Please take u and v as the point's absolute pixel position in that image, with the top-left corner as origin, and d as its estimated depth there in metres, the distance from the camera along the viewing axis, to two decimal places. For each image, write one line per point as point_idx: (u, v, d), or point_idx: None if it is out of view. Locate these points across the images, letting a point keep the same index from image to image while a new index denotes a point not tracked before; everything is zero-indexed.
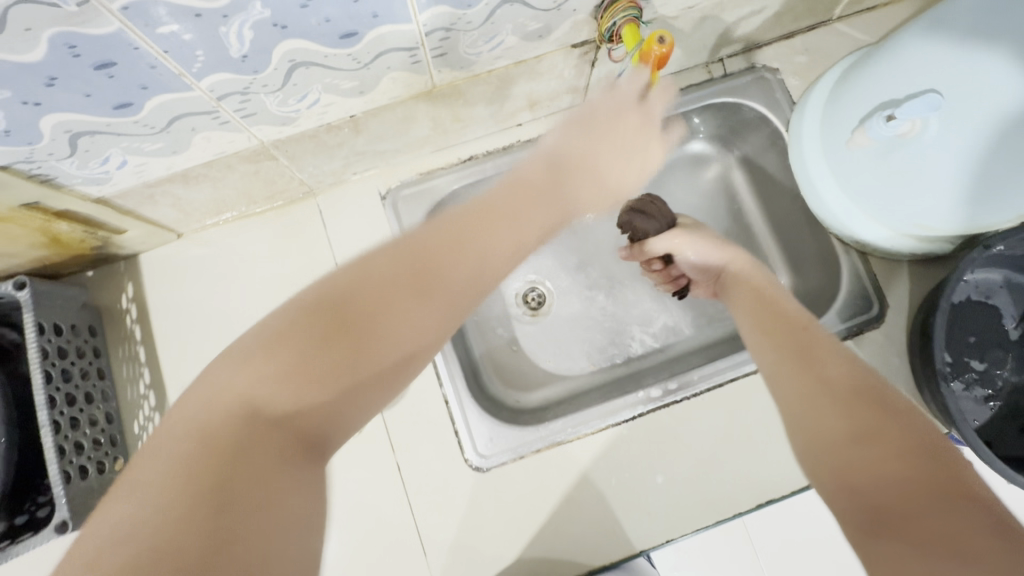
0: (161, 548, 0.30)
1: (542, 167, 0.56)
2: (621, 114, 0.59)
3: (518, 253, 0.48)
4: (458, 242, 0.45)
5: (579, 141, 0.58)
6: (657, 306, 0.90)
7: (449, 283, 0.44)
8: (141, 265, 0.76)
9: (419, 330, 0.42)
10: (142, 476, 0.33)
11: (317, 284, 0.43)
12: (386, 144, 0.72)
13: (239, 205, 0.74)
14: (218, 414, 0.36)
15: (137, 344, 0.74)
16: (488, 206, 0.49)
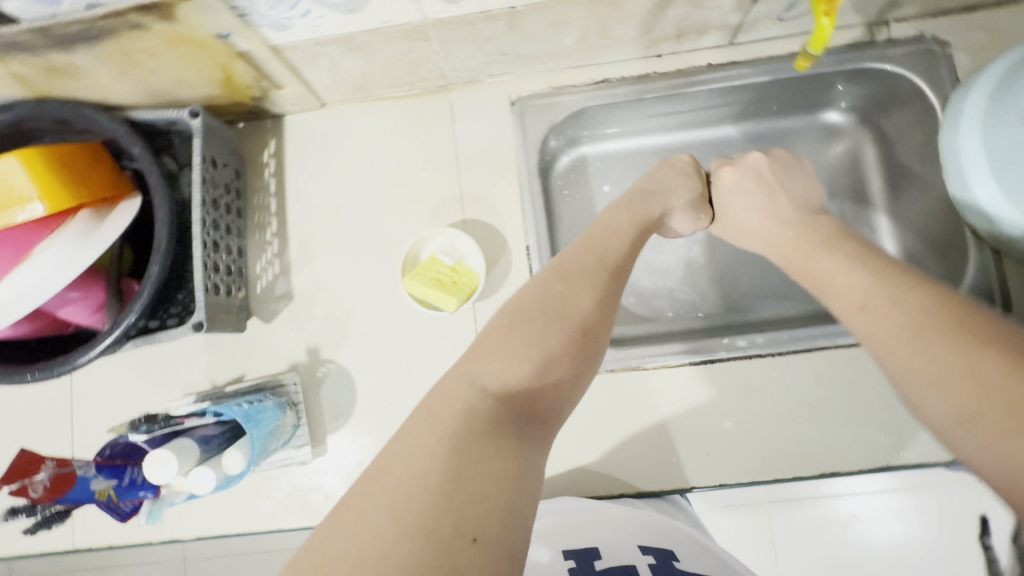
0: (428, 487, 0.36)
1: (624, 204, 0.68)
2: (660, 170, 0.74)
3: (630, 260, 0.61)
4: (592, 253, 0.58)
5: (638, 182, 0.72)
6: (752, 270, 0.89)
7: (585, 275, 0.55)
8: (286, 127, 0.83)
9: (584, 310, 0.52)
10: (410, 442, 0.39)
11: (507, 305, 0.53)
12: (530, 48, 0.73)
13: (381, 85, 0.79)
14: (457, 394, 0.43)
15: (270, 196, 0.81)
16: (601, 231, 0.62)
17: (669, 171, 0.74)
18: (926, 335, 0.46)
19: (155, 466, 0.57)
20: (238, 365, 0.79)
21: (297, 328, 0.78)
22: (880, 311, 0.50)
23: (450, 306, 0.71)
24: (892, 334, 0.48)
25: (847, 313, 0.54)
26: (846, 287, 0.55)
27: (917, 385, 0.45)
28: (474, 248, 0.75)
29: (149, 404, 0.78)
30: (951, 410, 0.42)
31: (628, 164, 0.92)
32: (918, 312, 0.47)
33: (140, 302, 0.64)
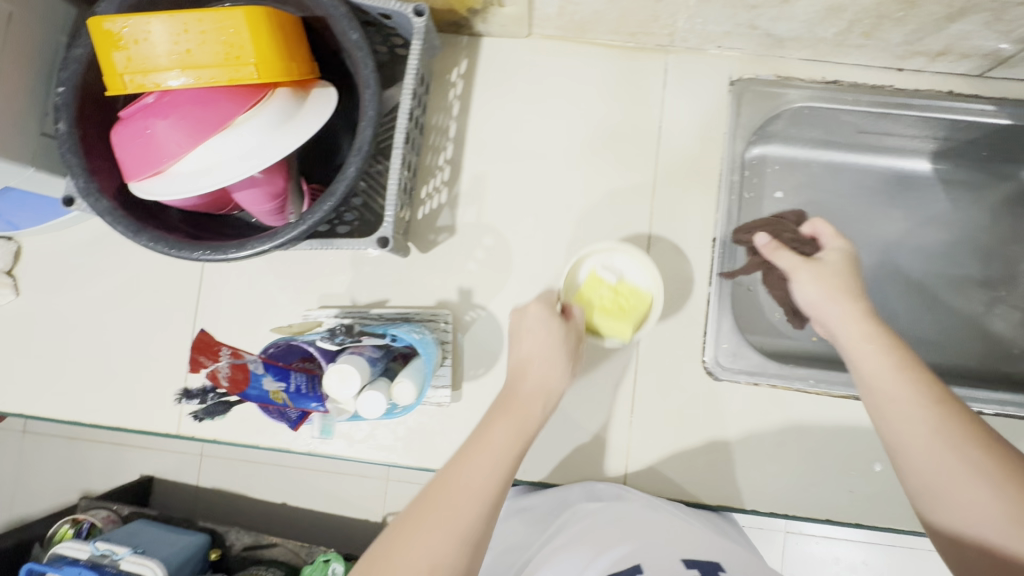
0: None
1: (508, 395, 0.55)
2: (542, 331, 0.58)
3: (520, 449, 0.51)
4: (466, 455, 0.49)
5: (512, 367, 0.57)
6: (908, 312, 0.86)
7: (461, 489, 0.46)
8: (482, 48, 0.76)
9: (449, 533, 0.44)
10: None
11: (387, 531, 0.45)
12: (782, 29, 0.67)
13: (602, 29, 0.72)
14: None
15: (451, 119, 0.76)
16: (502, 402, 0.54)
17: (540, 323, 0.58)
18: (971, 442, 0.47)
19: (337, 379, 0.54)
20: (383, 288, 0.74)
21: (454, 265, 0.74)
22: (909, 406, 0.50)
23: (625, 335, 0.64)
24: (922, 436, 0.49)
25: (869, 401, 0.53)
26: (874, 376, 0.53)
27: (945, 490, 0.48)
28: (639, 263, 0.66)
29: (280, 308, 0.74)
30: (993, 523, 0.45)
31: (809, 175, 0.87)
32: (955, 415, 0.49)
33: (333, 201, 0.60)
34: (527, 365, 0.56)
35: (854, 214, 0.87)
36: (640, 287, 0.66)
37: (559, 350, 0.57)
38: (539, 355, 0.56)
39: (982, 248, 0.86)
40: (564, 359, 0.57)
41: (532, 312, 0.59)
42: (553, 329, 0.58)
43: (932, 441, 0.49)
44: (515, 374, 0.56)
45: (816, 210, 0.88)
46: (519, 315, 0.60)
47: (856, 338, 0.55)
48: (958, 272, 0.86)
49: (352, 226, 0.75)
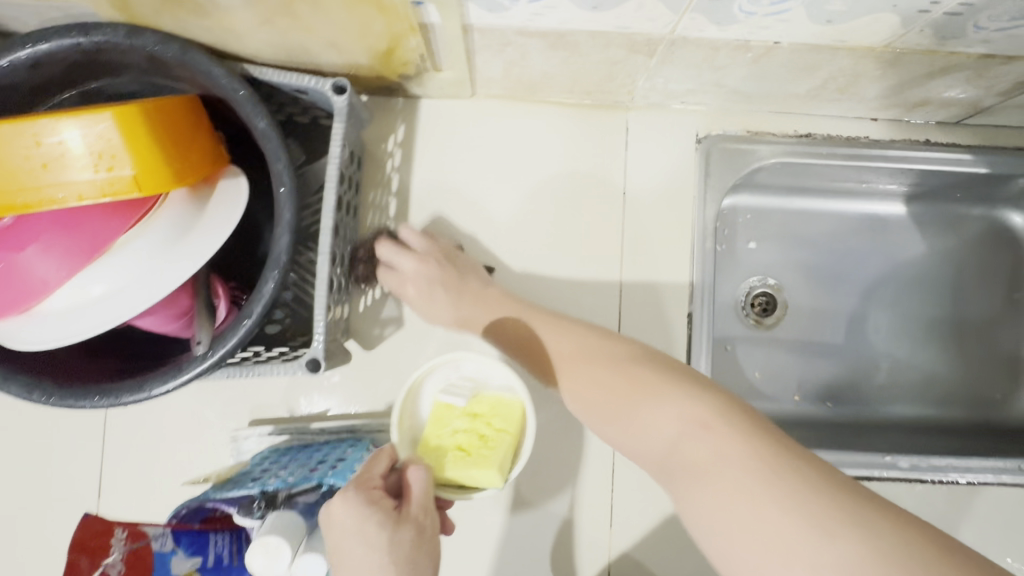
0: None
1: None
2: (365, 530, 0.45)
3: None
4: None
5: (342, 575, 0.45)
6: (889, 360, 0.82)
7: None
8: (420, 111, 0.67)
9: None
10: None
11: None
12: (750, 86, 0.61)
13: (555, 88, 0.64)
14: None
15: (390, 194, 0.67)
16: None
17: (354, 521, 0.45)
18: (649, 392, 0.45)
19: (263, 556, 0.46)
20: (325, 392, 0.65)
21: (404, 361, 0.65)
22: (603, 381, 0.49)
23: (497, 472, 0.53)
24: (614, 397, 0.47)
25: (579, 392, 0.51)
26: (579, 359, 0.52)
27: (639, 435, 0.44)
28: (491, 368, 0.59)
29: (203, 426, 0.63)
30: (663, 431, 0.42)
31: (782, 223, 0.82)
32: (632, 371, 0.48)
33: (253, 321, 0.51)
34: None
35: (829, 261, 0.83)
36: (502, 397, 0.57)
37: (390, 529, 0.46)
38: (366, 562, 0.44)
39: (957, 290, 0.83)
40: (397, 538, 0.46)
41: (337, 511, 0.45)
42: (376, 531, 0.45)
43: (615, 415, 0.47)
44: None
45: (791, 259, 0.83)
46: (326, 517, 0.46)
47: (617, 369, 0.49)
48: (937, 316, 0.83)
49: (282, 324, 0.65)
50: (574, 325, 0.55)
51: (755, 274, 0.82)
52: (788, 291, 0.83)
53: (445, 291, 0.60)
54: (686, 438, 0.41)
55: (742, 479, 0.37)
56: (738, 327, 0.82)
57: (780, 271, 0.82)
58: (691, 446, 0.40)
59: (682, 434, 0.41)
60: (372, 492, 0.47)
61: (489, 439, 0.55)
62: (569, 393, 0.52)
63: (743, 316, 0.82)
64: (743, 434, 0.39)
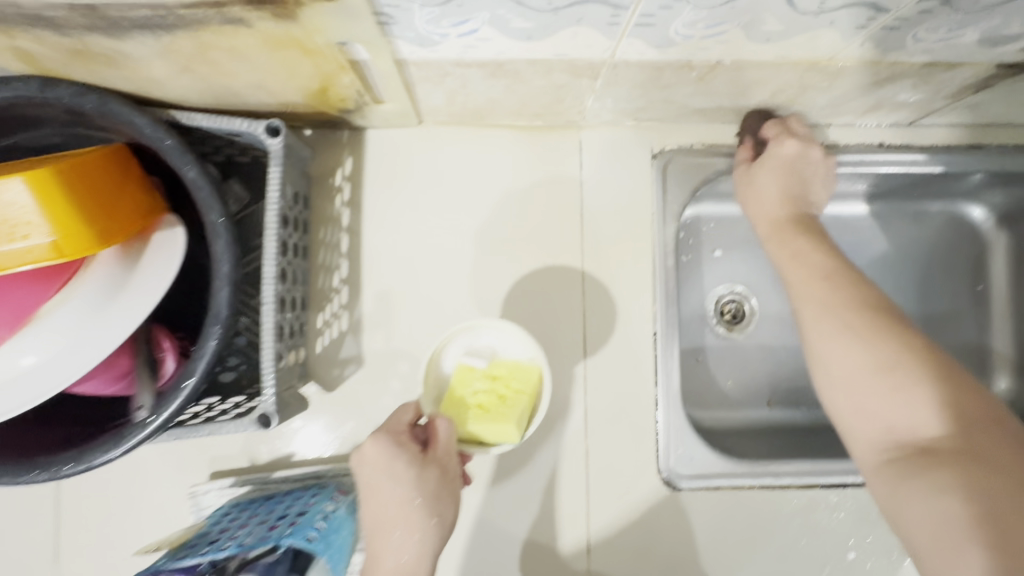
0: None
1: (372, 529, 0.47)
2: (389, 471, 0.47)
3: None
4: None
5: (370, 506, 0.47)
6: None
7: None
8: (367, 142, 0.65)
9: None
10: None
11: None
12: (700, 102, 0.60)
13: (504, 112, 0.63)
14: None
15: (341, 230, 0.64)
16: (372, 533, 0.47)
17: (385, 464, 0.47)
18: (911, 374, 0.46)
19: None
20: (287, 439, 0.63)
21: (366, 401, 0.63)
22: (842, 352, 0.49)
23: (514, 431, 0.51)
24: (847, 371, 0.48)
25: (823, 350, 0.50)
26: (818, 318, 0.51)
27: (895, 415, 0.46)
28: (511, 336, 0.56)
29: (159, 482, 0.61)
30: (919, 426, 0.45)
31: (746, 229, 0.81)
32: (925, 360, 0.46)
33: (193, 383, 0.48)
34: (379, 530, 0.47)
35: None
36: (519, 362, 0.55)
37: (416, 471, 0.47)
38: (390, 501, 0.47)
39: (922, 286, 0.83)
40: (421, 480, 0.47)
41: (370, 449, 0.48)
42: (399, 475, 0.47)
43: (873, 377, 0.47)
44: (372, 523, 0.47)
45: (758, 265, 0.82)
46: (359, 455, 0.48)
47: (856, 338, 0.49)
48: (904, 313, 0.83)
49: (238, 370, 0.61)
50: (809, 280, 0.54)
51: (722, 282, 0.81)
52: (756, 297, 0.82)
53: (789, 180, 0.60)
54: (947, 441, 0.43)
55: (969, 491, 0.40)
56: (707, 337, 0.81)
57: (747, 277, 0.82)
58: (947, 446, 0.43)
59: (934, 430, 0.44)
60: (401, 441, 0.48)
61: (508, 399, 0.53)
62: (816, 343, 0.51)
63: (712, 325, 0.81)
64: (987, 441, 0.42)
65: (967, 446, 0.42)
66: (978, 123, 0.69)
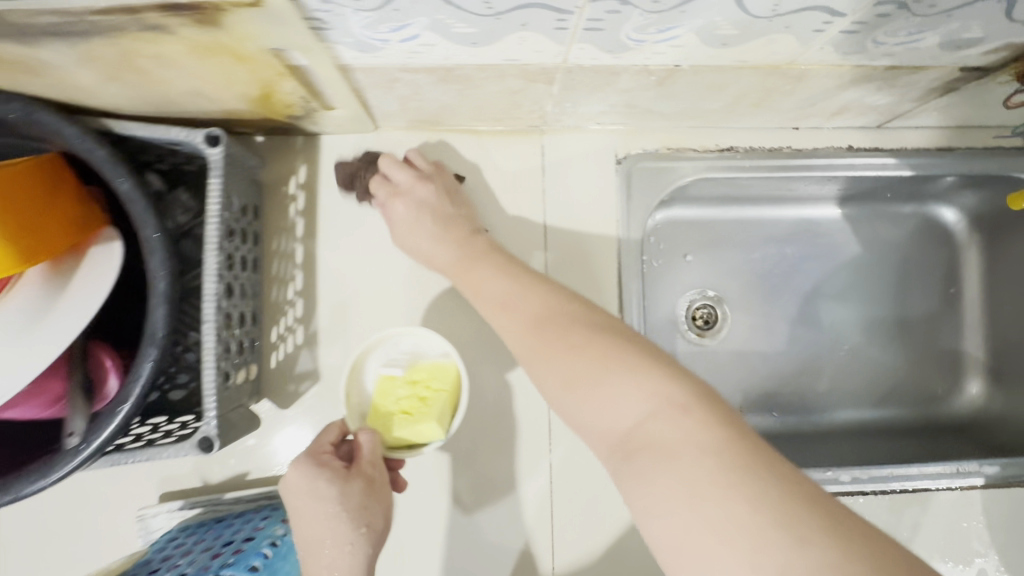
0: None
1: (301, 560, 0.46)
2: (314, 491, 0.46)
3: None
4: None
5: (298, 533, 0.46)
6: (832, 365, 0.81)
7: None
8: (322, 149, 0.63)
9: None
10: None
11: None
12: (663, 106, 0.58)
13: (462, 117, 0.61)
14: None
15: (296, 241, 0.62)
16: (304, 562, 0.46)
17: (305, 485, 0.46)
18: (610, 368, 0.38)
19: None
20: (241, 457, 0.61)
21: (323, 417, 0.61)
22: (561, 358, 0.41)
23: (441, 428, 0.51)
24: (563, 375, 0.40)
25: (531, 360, 0.43)
26: (539, 316, 0.45)
27: (603, 409, 0.38)
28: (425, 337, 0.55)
29: (107, 503, 0.59)
30: (636, 414, 0.36)
31: (717, 233, 0.80)
32: (611, 351, 0.39)
33: (129, 407, 0.46)
34: (310, 549, 0.46)
35: (769, 268, 0.81)
36: (437, 362, 0.54)
37: (339, 488, 0.46)
38: (319, 520, 0.46)
39: (895, 289, 0.82)
40: (346, 495, 0.46)
41: (290, 474, 0.46)
42: (320, 493, 0.46)
43: (591, 378, 0.39)
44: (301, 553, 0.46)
45: (729, 269, 0.81)
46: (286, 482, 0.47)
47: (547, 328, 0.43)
48: (877, 316, 0.82)
49: (177, 387, 0.57)
50: (525, 283, 0.48)
51: (693, 287, 0.80)
52: (728, 302, 0.81)
53: (433, 220, 0.56)
54: (666, 431, 0.35)
55: (715, 475, 0.32)
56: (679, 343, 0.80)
57: (719, 282, 0.81)
58: (665, 433, 0.35)
59: (648, 416, 0.36)
60: (320, 461, 0.47)
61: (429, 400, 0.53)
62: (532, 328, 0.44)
63: (684, 331, 0.80)
64: (730, 440, 0.33)
65: (698, 444, 0.33)
66: (947, 125, 0.68)
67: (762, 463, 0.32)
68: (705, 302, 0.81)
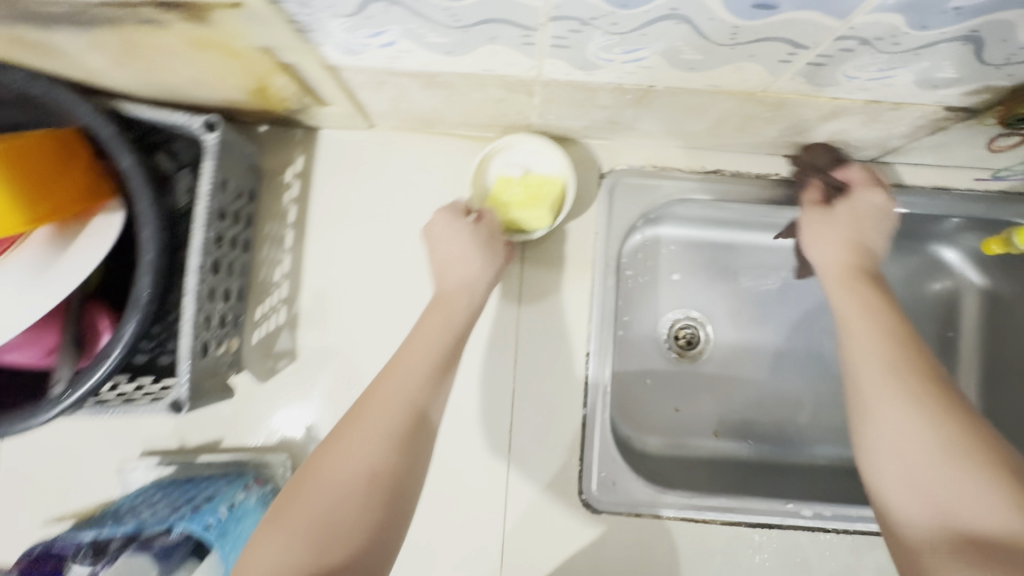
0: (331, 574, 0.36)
1: (452, 241, 0.54)
2: (455, 223, 0.55)
3: (455, 350, 0.49)
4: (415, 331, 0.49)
5: (442, 244, 0.55)
6: (815, 398, 0.79)
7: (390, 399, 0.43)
8: (320, 141, 0.66)
9: (359, 458, 0.40)
10: None
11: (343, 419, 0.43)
12: (646, 124, 0.59)
13: (452, 121, 0.63)
14: None
15: (288, 227, 0.66)
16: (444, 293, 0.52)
17: (450, 223, 0.55)
18: (985, 464, 0.40)
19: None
20: (217, 425, 0.64)
21: (296, 395, 0.65)
22: (885, 403, 0.45)
23: (546, 220, 0.59)
24: (891, 435, 0.44)
25: (873, 407, 0.46)
26: (880, 368, 0.47)
27: (946, 493, 0.41)
28: (541, 151, 0.62)
29: (94, 453, 0.63)
30: (985, 515, 0.39)
31: (706, 255, 0.80)
32: (958, 422, 0.43)
33: (109, 365, 0.50)
34: (445, 267, 0.54)
35: (759, 295, 0.80)
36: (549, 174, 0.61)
37: (477, 232, 0.55)
38: (460, 244, 0.54)
39: None
40: (479, 235, 0.55)
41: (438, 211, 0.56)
42: (460, 229, 0.55)
43: (922, 452, 0.42)
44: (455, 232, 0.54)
45: (716, 292, 0.81)
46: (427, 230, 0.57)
47: (876, 378, 0.47)
48: None
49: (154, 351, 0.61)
50: (874, 340, 0.49)
51: (677, 306, 0.80)
52: (712, 324, 0.81)
53: (847, 228, 0.57)
54: (1020, 540, 0.37)
55: None
56: (658, 360, 0.80)
57: (705, 304, 0.80)
58: (1001, 531, 0.38)
59: (1007, 525, 0.38)
60: (462, 207, 0.56)
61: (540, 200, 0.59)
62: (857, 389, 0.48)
63: (665, 350, 0.80)
64: None
65: None
66: (947, 163, 0.66)
67: None
68: (688, 322, 0.81)
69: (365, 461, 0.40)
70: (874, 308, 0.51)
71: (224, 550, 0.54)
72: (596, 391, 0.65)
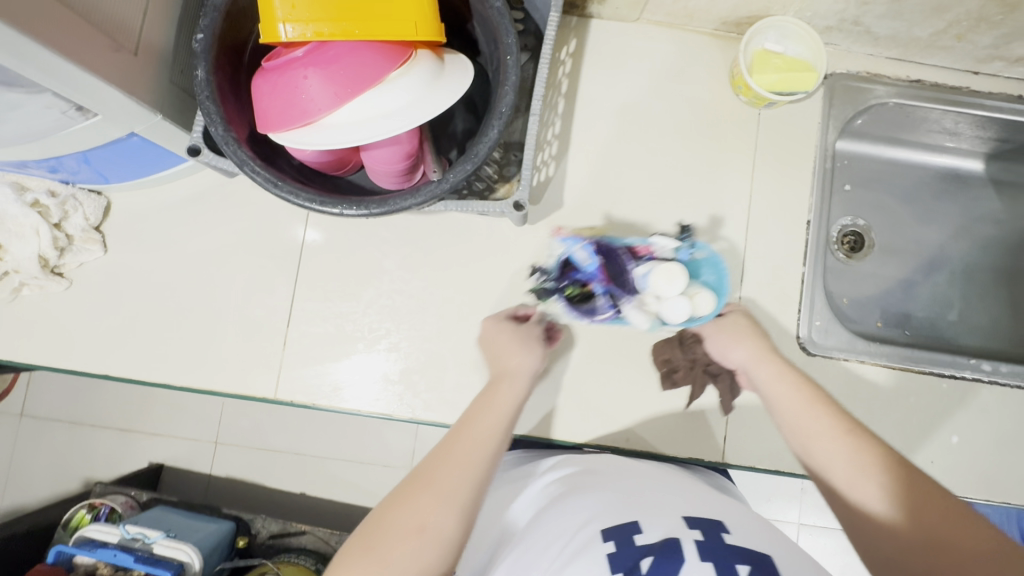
0: (473, 485, 0.51)
1: (501, 386, 0.60)
2: (506, 338, 0.66)
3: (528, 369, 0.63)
4: (486, 393, 0.60)
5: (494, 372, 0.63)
6: (961, 298, 0.92)
7: (472, 433, 0.55)
8: (592, 29, 0.79)
9: (480, 432, 0.55)
10: (422, 516, 0.48)
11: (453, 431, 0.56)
12: (883, 26, 0.73)
13: (714, 17, 0.76)
14: (447, 522, 0.49)
15: (560, 96, 0.77)
16: (488, 395, 0.59)
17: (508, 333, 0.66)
18: (876, 471, 0.50)
19: (665, 278, 0.68)
20: (493, 256, 0.75)
21: (561, 236, 0.75)
22: (883, 500, 0.49)
23: (814, 78, 0.72)
24: (829, 462, 0.53)
25: (807, 446, 0.54)
26: (856, 475, 0.51)
27: (868, 511, 0.49)
28: (791, 32, 0.74)
29: (390, 271, 0.75)
30: (892, 514, 0.48)
31: (874, 168, 0.93)
32: (870, 444, 0.52)
33: (480, 162, 0.61)
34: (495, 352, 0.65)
35: (915, 207, 0.93)
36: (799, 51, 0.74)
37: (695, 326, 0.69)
38: (506, 361, 0.63)
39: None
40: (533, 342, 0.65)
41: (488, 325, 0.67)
42: (738, 323, 0.66)
43: (848, 486, 0.51)
44: (494, 356, 0.65)
45: (880, 204, 0.93)
46: (492, 322, 0.68)
47: (812, 437, 0.54)
48: (1007, 264, 0.93)
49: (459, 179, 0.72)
50: (833, 434, 0.53)
51: (847, 215, 0.93)
52: (876, 231, 0.93)
53: (751, 346, 0.63)
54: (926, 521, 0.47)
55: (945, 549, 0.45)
56: (830, 258, 0.92)
57: (871, 213, 0.93)
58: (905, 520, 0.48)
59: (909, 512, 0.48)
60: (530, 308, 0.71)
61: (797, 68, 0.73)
62: (841, 492, 0.51)
63: (833, 250, 0.92)
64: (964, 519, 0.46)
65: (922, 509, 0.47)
66: None
67: (961, 532, 0.45)
68: (856, 229, 0.93)
69: (469, 448, 0.54)
70: (807, 385, 0.58)
71: (719, 295, 0.70)
72: (813, 255, 0.77)
